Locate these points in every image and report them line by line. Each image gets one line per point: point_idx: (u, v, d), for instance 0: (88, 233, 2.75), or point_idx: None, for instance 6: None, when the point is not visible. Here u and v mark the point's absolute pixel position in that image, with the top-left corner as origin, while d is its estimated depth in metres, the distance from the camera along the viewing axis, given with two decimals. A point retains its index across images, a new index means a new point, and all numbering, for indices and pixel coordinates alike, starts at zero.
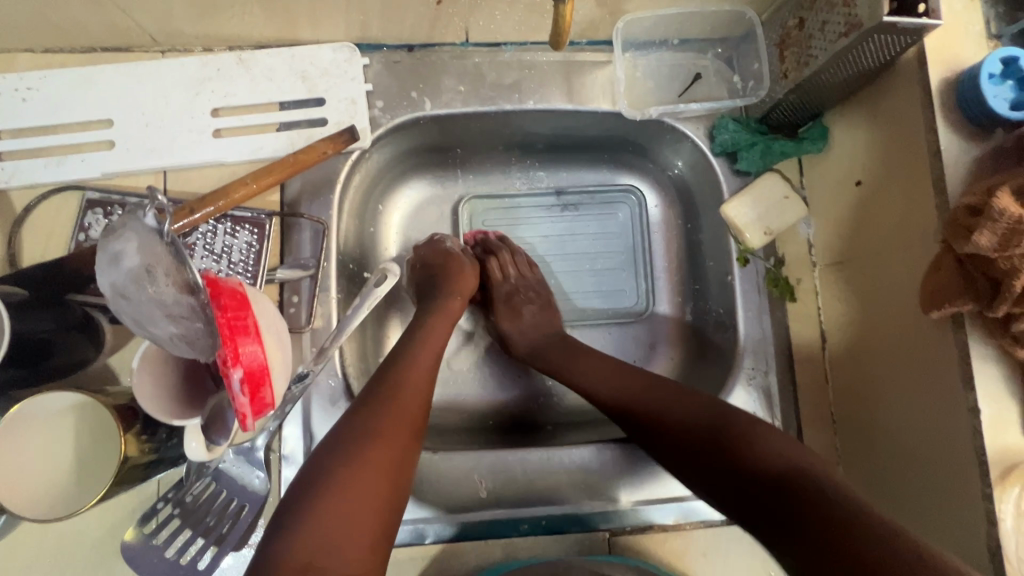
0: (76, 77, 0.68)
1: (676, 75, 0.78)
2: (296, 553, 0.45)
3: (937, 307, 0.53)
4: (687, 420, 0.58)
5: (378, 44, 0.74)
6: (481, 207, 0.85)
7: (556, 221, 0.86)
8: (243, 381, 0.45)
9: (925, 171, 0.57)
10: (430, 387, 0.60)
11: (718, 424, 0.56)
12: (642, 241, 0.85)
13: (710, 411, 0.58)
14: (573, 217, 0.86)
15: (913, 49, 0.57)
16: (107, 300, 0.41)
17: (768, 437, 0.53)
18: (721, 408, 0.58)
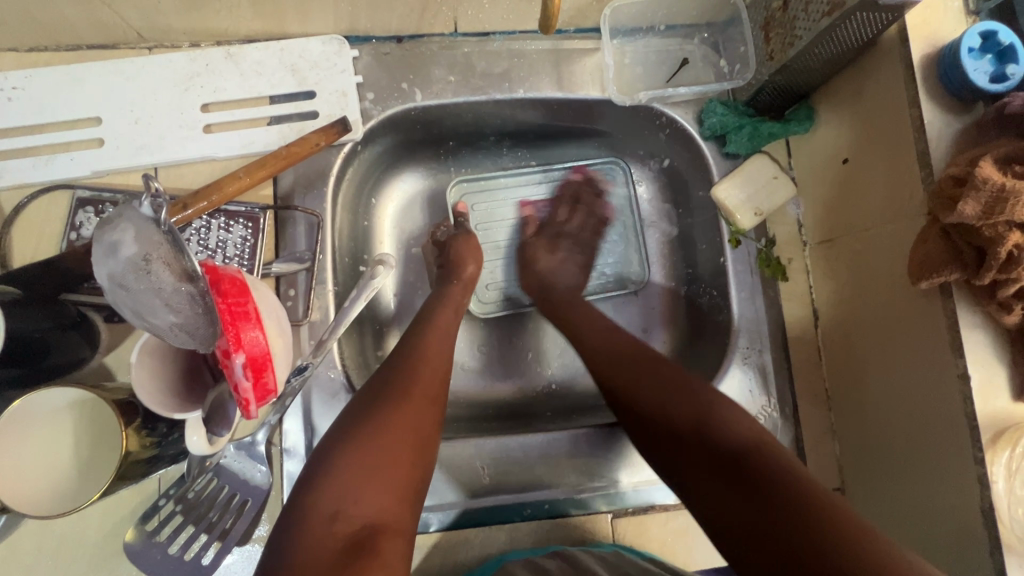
0: (62, 75, 0.68)
1: (663, 61, 0.79)
2: (325, 503, 0.48)
3: (925, 278, 0.54)
4: (653, 390, 0.58)
5: (367, 36, 0.74)
6: (468, 189, 0.85)
7: (547, 200, 0.87)
8: (245, 367, 0.45)
9: (910, 146, 0.58)
10: (448, 359, 0.64)
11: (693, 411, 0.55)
12: (633, 220, 0.86)
13: (677, 380, 0.59)
14: (562, 192, 0.87)
15: (895, 27, 0.59)
16: (106, 290, 0.42)
17: (731, 414, 0.54)
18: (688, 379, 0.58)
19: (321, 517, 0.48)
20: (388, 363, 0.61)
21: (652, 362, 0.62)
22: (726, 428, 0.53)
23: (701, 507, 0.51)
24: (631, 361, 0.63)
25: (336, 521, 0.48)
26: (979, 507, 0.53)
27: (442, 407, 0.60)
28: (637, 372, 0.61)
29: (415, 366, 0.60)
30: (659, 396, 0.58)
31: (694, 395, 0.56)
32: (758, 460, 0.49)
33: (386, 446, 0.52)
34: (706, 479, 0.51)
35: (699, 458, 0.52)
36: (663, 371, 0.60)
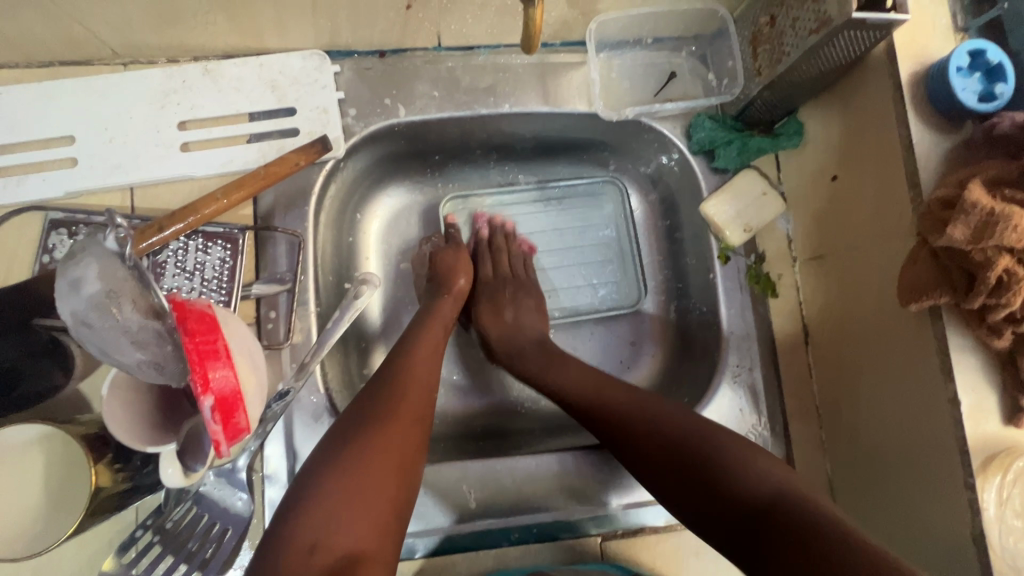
0: (33, 94, 0.66)
1: (651, 75, 0.78)
2: (305, 533, 0.47)
3: (914, 301, 0.53)
4: (617, 413, 0.60)
5: (348, 50, 0.72)
6: (460, 206, 0.85)
7: (542, 218, 0.86)
8: (215, 408, 0.43)
9: (899, 165, 0.57)
10: (434, 379, 0.63)
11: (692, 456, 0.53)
12: (630, 234, 0.84)
13: (675, 425, 0.56)
14: (557, 210, 0.86)
15: (882, 44, 0.58)
16: (69, 327, 0.39)
17: (761, 468, 0.50)
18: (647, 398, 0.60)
19: (300, 547, 0.46)
20: (372, 384, 0.59)
21: (604, 390, 0.63)
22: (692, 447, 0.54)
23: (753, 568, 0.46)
24: (593, 386, 0.64)
25: (316, 552, 0.46)
26: (970, 533, 0.52)
27: (427, 428, 0.58)
28: (601, 394, 0.62)
29: (401, 387, 0.59)
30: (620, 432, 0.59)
31: (650, 419, 0.57)
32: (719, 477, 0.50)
33: (368, 472, 0.51)
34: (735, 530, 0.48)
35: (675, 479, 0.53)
36: (624, 395, 0.61)
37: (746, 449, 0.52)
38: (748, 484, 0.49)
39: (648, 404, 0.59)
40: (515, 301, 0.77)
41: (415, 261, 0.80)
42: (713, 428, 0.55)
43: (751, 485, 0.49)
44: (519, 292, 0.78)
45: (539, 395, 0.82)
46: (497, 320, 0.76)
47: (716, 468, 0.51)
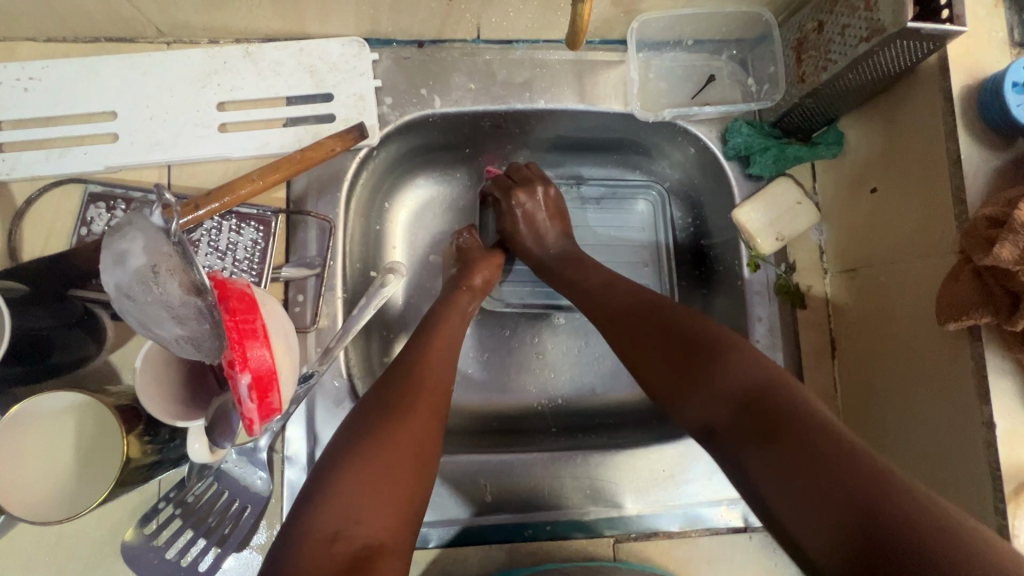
0: (78, 67, 0.67)
1: (689, 77, 0.77)
2: (326, 521, 0.47)
3: (954, 320, 0.52)
4: (660, 339, 0.57)
5: (387, 40, 0.72)
6: None
7: (580, 215, 0.85)
8: (251, 387, 0.42)
9: (944, 182, 0.56)
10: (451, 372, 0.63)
11: (689, 349, 0.54)
12: (667, 240, 0.84)
13: (685, 329, 0.56)
14: (595, 209, 0.85)
15: (935, 56, 0.57)
16: (111, 298, 0.40)
17: (740, 361, 0.51)
18: (696, 325, 0.56)
19: (321, 536, 0.47)
20: (388, 374, 0.60)
21: (659, 317, 0.59)
22: (745, 378, 0.49)
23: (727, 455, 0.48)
24: (630, 314, 0.61)
25: (337, 542, 0.46)
26: None
27: (444, 419, 0.59)
28: (648, 317, 0.59)
29: (416, 380, 0.59)
30: (656, 350, 0.57)
31: (703, 351, 0.53)
32: (780, 406, 0.46)
33: (388, 461, 0.51)
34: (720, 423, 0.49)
35: (711, 411, 0.50)
36: (675, 325, 0.57)
37: (735, 342, 0.53)
38: (721, 374, 0.50)
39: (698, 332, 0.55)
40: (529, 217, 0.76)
41: (450, 248, 0.81)
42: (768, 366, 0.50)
43: (807, 419, 0.44)
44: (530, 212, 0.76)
45: (557, 393, 0.82)
46: (524, 237, 0.76)
47: (772, 401, 0.46)
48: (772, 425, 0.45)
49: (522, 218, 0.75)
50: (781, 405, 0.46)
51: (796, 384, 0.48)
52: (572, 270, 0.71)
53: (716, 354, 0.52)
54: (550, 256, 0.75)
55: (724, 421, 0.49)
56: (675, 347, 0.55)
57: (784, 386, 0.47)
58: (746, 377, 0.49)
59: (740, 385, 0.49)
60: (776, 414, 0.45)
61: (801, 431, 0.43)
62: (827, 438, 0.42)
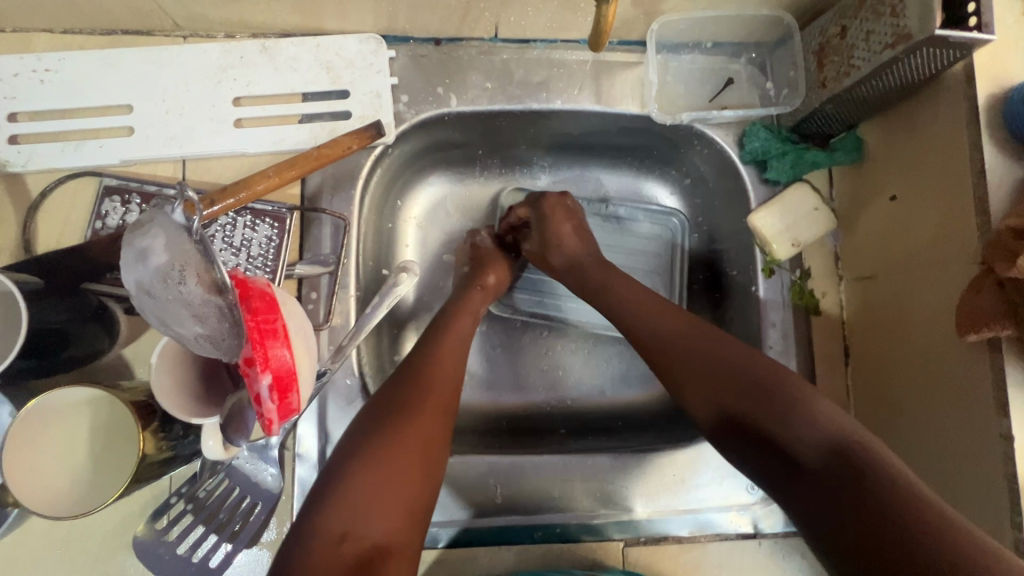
0: (94, 59, 0.67)
1: (708, 79, 0.76)
2: (334, 522, 0.47)
3: (973, 331, 0.52)
4: (724, 375, 0.55)
5: (404, 36, 0.72)
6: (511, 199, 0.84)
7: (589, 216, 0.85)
8: (271, 387, 0.42)
9: (967, 191, 0.55)
10: (460, 376, 0.62)
11: (756, 389, 0.53)
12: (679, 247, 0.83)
13: (750, 367, 0.55)
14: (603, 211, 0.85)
15: (961, 64, 0.56)
16: (131, 295, 0.41)
17: (813, 409, 0.50)
18: (756, 363, 0.55)
19: (329, 536, 0.47)
20: (400, 373, 0.59)
21: (721, 353, 0.57)
22: (816, 429, 0.49)
23: (800, 506, 0.48)
24: (683, 345, 0.59)
25: (345, 542, 0.46)
26: None
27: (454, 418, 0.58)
28: (707, 350, 0.58)
29: (428, 379, 0.58)
30: (723, 391, 0.55)
31: (776, 396, 0.52)
32: (862, 464, 0.46)
33: (397, 463, 0.51)
34: (792, 477, 0.49)
35: (784, 461, 0.50)
36: (737, 361, 0.56)
37: (805, 384, 0.53)
38: (791, 424, 0.50)
39: (761, 371, 0.54)
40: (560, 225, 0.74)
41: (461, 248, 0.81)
42: (842, 416, 0.50)
43: (881, 477, 0.44)
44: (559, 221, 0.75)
45: (567, 396, 0.82)
46: (558, 250, 0.74)
47: (847, 457, 0.46)
48: (855, 485, 0.45)
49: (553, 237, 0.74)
50: (866, 460, 0.46)
51: (868, 441, 0.48)
52: (610, 293, 0.68)
53: (788, 400, 0.51)
54: (577, 275, 0.72)
55: (801, 471, 0.48)
56: (739, 387, 0.54)
57: (855, 441, 0.47)
58: (822, 428, 0.49)
59: (818, 435, 0.48)
60: (863, 471, 0.45)
61: (883, 490, 0.43)
62: (904, 497, 0.42)
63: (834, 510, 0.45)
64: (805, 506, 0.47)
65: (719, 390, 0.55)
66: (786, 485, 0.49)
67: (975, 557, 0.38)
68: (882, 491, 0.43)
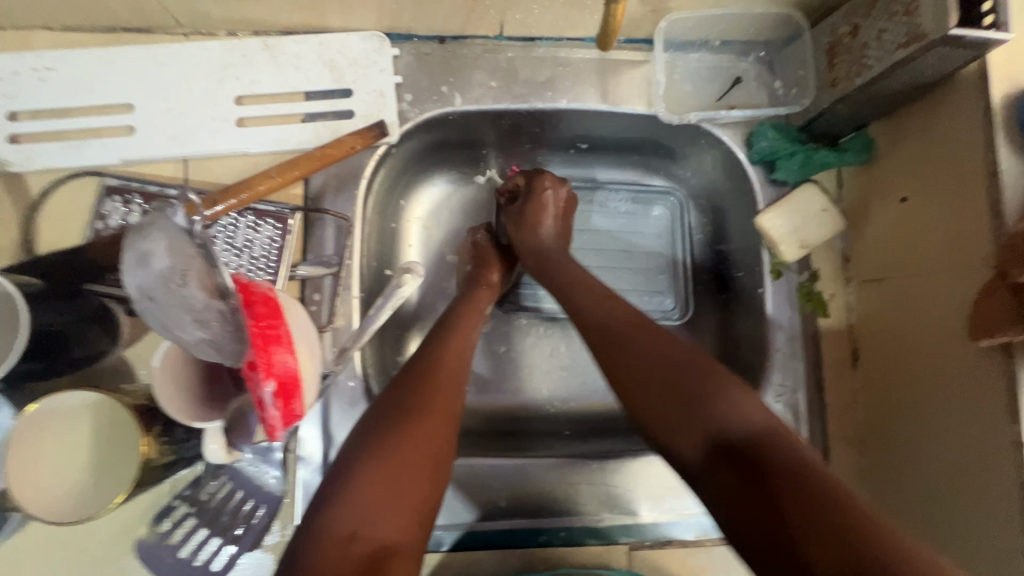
0: (95, 57, 0.66)
1: (715, 79, 0.75)
2: (340, 524, 0.47)
3: (987, 336, 0.51)
4: (651, 365, 0.54)
5: (409, 34, 0.71)
6: None
7: (596, 216, 0.84)
8: (275, 394, 0.42)
9: (981, 193, 0.54)
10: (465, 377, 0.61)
11: (679, 379, 0.52)
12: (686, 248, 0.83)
13: (676, 357, 0.54)
14: (611, 211, 0.84)
15: (975, 64, 0.55)
16: (131, 300, 0.39)
17: (734, 400, 0.50)
18: (684, 355, 0.54)
19: (334, 538, 0.46)
20: (405, 373, 0.59)
21: (664, 343, 0.55)
22: (741, 422, 0.48)
23: (717, 496, 0.47)
24: (618, 333, 0.58)
25: (353, 542, 0.46)
26: None
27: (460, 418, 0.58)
28: (642, 342, 0.56)
29: (433, 379, 0.58)
30: (649, 381, 0.53)
31: (706, 388, 0.51)
32: (774, 456, 0.45)
33: (403, 463, 0.51)
34: (716, 468, 0.48)
35: (711, 456, 0.49)
36: (666, 352, 0.55)
37: (733, 376, 0.52)
38: (717, 414, 0.49)
39: (688, 363, 0.53)
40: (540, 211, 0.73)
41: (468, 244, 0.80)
42: (762, 409, 0.49)
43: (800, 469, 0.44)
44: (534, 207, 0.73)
45: (571, 397, 0.81)
46: (532, 233, 0.73)
47: (767, 447, 0.46)
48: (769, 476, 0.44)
49: (529, 221, 0.73)
50: (780, 451, 0.46)
51: (792, 436, 0.47)
52: (560, 280, 0.67)
53: (708, 391, 0.50)
54: (541, 257, 0.72)
55: (719, 462, 0.48)
56: (669, 377, 0.53)
57: (772, 435, 0.47)
58: (749, 422, 0.48)
59: (745, 429, 0.47)
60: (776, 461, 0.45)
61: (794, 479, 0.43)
62: (818, 487, 0.42)
63: (753, 501, 0.44)
64: (722, 496, 0.47)
65: (648, 379, 0.54)
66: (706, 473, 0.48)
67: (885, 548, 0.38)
68: (800, 480, 0.43)
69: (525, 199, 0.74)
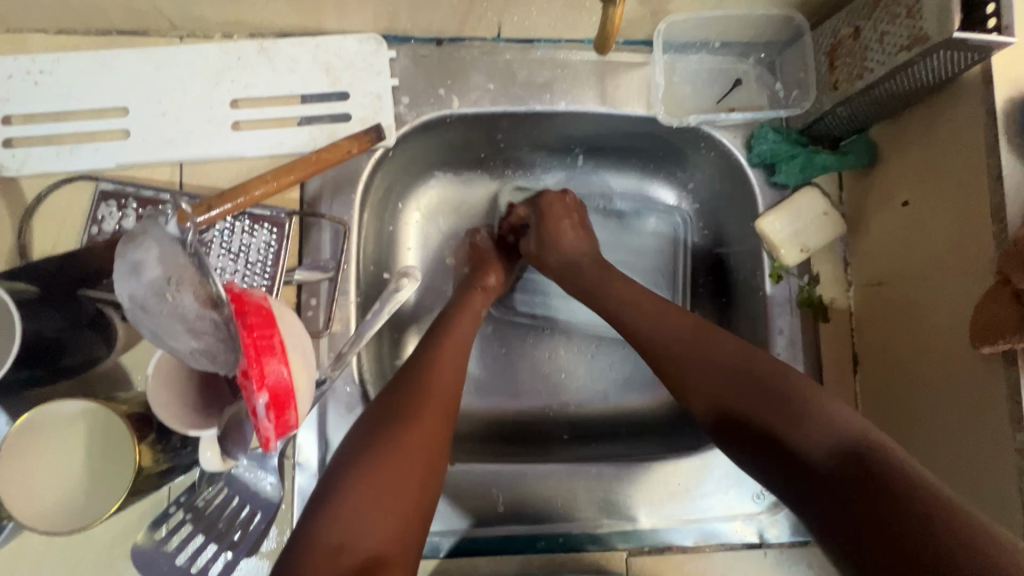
0: (89, 60, 0.65)
1: (715, 80, 0.74)
2: (332, 533, 0.47)
3: (989, 343, 0.51)
4: (717, 380, 0.56)
5: (405, 36, 0.70)
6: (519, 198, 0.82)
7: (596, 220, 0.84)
8: (268, 406, 0.41)
9: (983, 197, 0.54)
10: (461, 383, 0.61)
11: (760, 393, 0.53)
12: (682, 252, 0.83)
13: (748, 369, 0.55)
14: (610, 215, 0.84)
15: (978, 67, 0.54)
16: (126, 310, 0.40)
17: (825, 408, 0.50)
18: (753, 366, 0.55)
19: (327, 548, 0.46)
20: (399, 377, 0.58)
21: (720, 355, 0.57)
22: (831, 431, 0.49)
23: (808, 506, 0.48)
24: (685, 347, 0.59)
25: (341, 554, 0.46)
26: None
27: (454, 423, 0.57)
28: (707, 350, 0.58)
29: (427, 385, 0.57)
30: (726, 392, 0.55)
31: (783, 397, 0.52)
32: (870, 462, 0.45)
33: (396, 470, 0.50)
34: (800, 479, 0.49)
35: (776, 453, 0.51)
36: (737, 365, 0.56)
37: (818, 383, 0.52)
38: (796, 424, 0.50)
39: (758, 374, 0.54)
40: (563, 215, 0.75)
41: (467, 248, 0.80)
42: (854, 414, 0.50)
43: (895, 474, 0.44)
44: (559, 210, 0.75)
45: (570, 402, 0.81)
46: (557, 246, 0.73)
47: (863, 453, 0.46)
48: (862, 483, 0.45)
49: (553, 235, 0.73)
50: (878, 457, 0.46)
51: (877, 439, 0.47)
52: (603, 291, 0.68)
53: (797, 401, 0.51)
54: (580, 268, 0.72)
55: (810, 468, 0.48)
56: (740, 390, 0.54)
57: (873, 440, 0.47)
58: (837, 428, 0.48)
59: (828, 437, 0.48)
60: (872, 469, 0.45)
61: (892, 484, 0.43)
62: (907, 491, 0.43)
63: (846, 511, 0.45)
64: (813, 507, 0.47)
65: (723, 393, 0.55)
66: (794, 487, 0.49)
67: (984, 553, 0.38)
68: (886, 492, 0.43)
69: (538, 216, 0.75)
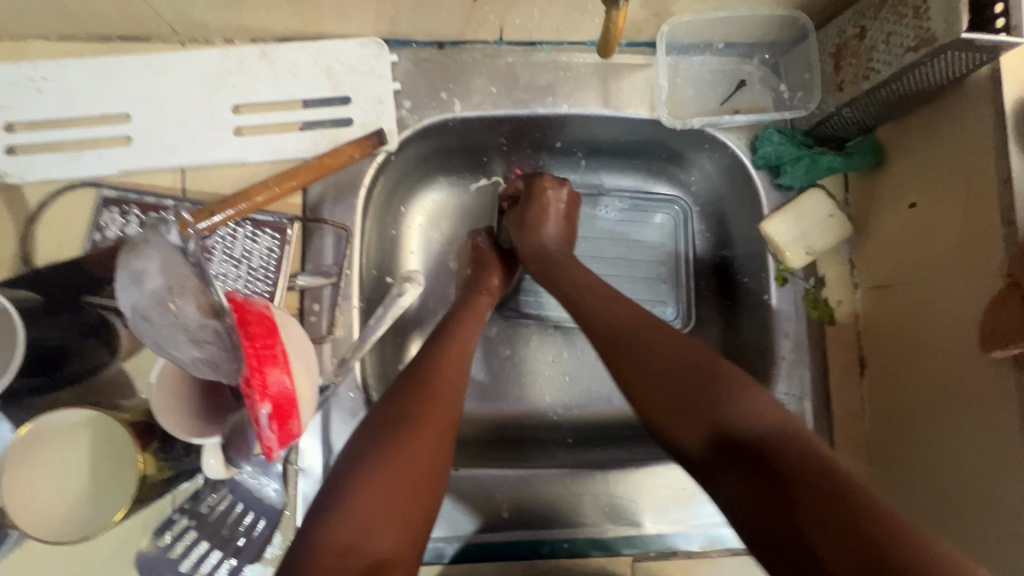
0: (91, 67, 0.65)
1: (719, 82, 0.74)
2: (337, 536, 0.46)
3: (999, 347, 0.50)
4: (658, 364, 0.54)
5: (407, 40, 0.70)
6: None
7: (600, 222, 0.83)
8: (271, 416, 0.41)
9: (991, 199, 0.53)
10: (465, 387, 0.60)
11: (696, 379, 0.51)
12: (687, 253, 0.82)
13: (688, 357, 0.53)
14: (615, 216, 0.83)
15: (986, 67, 0.54)
16: (127, 320, 0.39)
17: (742, 400, 0.49)
18: (698, 354, 0.53)
19: (331, 551, 0.46)
20: (403, 380, 0.58)
21: (678, 351, 0.54)
22: (751, 424, 0.47)
23: (731, 499, 0.47)
24: (619, 333, 0.58)
25: (348, 556, 0.45)
26: None
27: (456, 424, 0.57)
28: (664, 352, 0.54)
29: (431, 387, 0.57)
30: (655, 377, 0.53)
31: (712, 388, 0.50)
32: (784, 455, 0.45)
33: (401, 473, 0.50)
34: (726, 471, 0.47)
35: (732, 464, 0.47)
36: (672, 350, 0.54)
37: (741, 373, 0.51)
38: (726, 415, 0.48)
39: (695, 362, 0.52)
40: (550, 204, 0.74)
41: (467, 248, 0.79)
42: (773, 405, 0.49)
43: (819, 469, 0.43)
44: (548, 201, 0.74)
45: (574, 406, 0.81)
46: (535, 234, 0.72)
47: (776, 446, 0.45)
48: (785, 478, 0.44)
49: (534, 223, 0.73)
50: (802, 451, 0.45)
51: (802, 431, 0.47)
52: (564, 280, 0.67)
53: (725, 392, 0.49)
54: (547, 259, 0.71)
55: (736, 460, 0.47)
56: (680, 375, 0.52)
57: (796, 434, 0.46)
58: (760, 420, 0.47)
59: (752, 429, 0.47)
60: (791, 462, 0.44)
61: (822, 478, 0.43)
62: (840, 484, 0.42)
63: (771, 505, 0.44)
64: (738, 500, 0.46)
65: (659, 382, 0.53)
66: (719, 478, 0.48)
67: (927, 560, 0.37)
68: (829, 488, 0.42)
69: (525, 203, 0.74)
